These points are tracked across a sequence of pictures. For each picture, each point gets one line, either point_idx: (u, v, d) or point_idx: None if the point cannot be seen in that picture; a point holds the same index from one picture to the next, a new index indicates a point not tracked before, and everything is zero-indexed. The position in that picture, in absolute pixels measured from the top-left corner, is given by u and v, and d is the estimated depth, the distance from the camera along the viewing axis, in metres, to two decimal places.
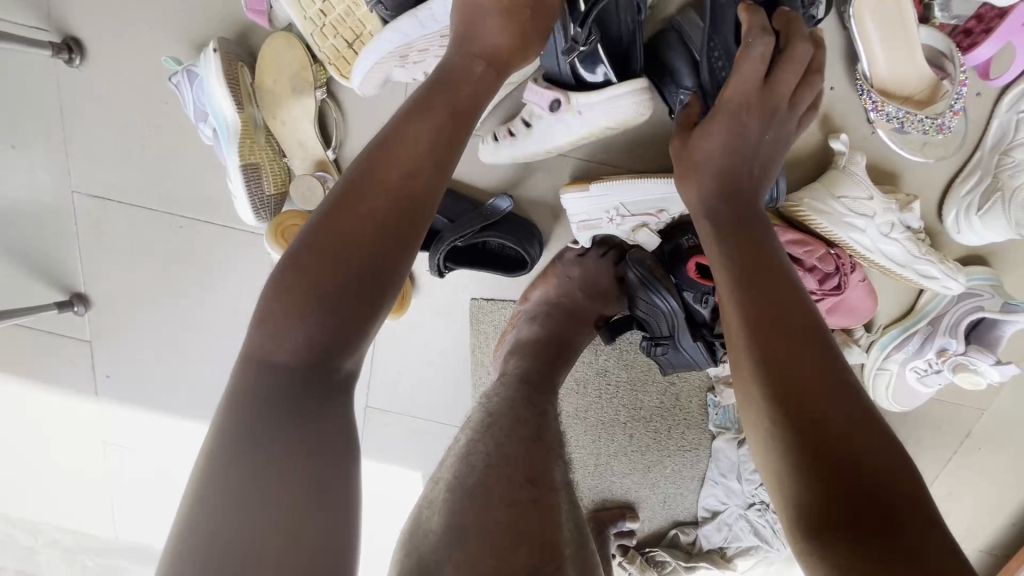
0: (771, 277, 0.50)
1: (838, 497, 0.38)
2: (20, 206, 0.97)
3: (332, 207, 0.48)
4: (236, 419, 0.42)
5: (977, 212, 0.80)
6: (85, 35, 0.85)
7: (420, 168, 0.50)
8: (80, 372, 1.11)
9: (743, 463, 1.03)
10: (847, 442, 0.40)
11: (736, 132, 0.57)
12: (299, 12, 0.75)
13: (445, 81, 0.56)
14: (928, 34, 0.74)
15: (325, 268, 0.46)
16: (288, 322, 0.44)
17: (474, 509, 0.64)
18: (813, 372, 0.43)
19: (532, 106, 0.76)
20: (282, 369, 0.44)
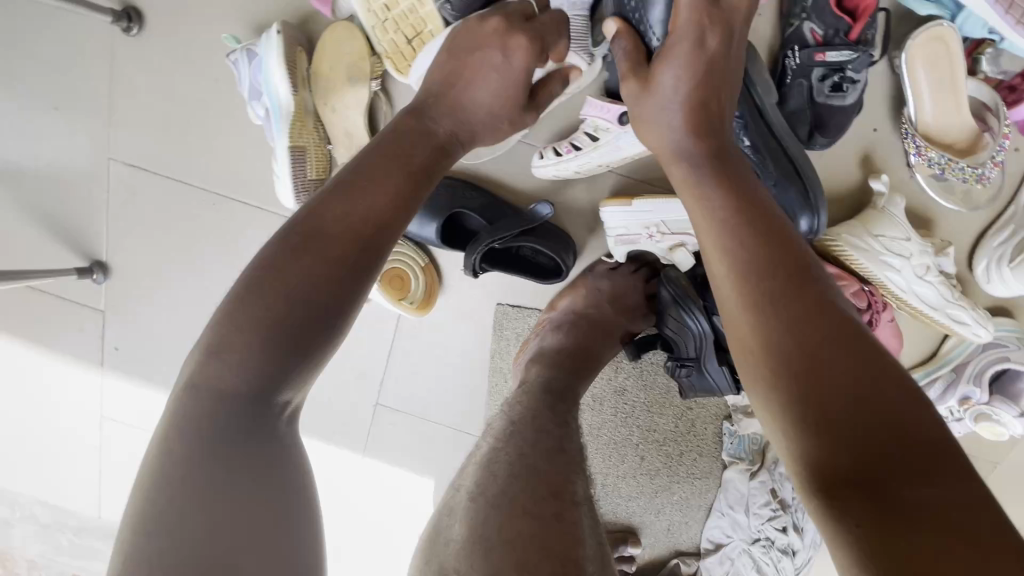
0: (757, 239, 0.49)
1: (849, 453, 0.37)
2: (52, 168, 0.96)
3: (291, 234, 0.50)
4: (176, 463, 0.42)
5: (1008, 263, 0.81)
6: (147, 6, 0.86)
7: (385, 204, 0.53)
8: (88, 341, 1.08)
9: (751, 496, 1.02)
10: (857, 400, 0.38)
11: (678, 72, 0.56)
12: (363, 4, 0.76)
13: (400, 132, 0.60)
14: (975, 86, 0.76)
15: (277, 286, 0.47)
16: (246, 348, 0.45)
17: (499, 518, 0.61)
18: (813, 334, 0.42)
19: (599, 119, 0.77)
20: (231, 406, 0.44)
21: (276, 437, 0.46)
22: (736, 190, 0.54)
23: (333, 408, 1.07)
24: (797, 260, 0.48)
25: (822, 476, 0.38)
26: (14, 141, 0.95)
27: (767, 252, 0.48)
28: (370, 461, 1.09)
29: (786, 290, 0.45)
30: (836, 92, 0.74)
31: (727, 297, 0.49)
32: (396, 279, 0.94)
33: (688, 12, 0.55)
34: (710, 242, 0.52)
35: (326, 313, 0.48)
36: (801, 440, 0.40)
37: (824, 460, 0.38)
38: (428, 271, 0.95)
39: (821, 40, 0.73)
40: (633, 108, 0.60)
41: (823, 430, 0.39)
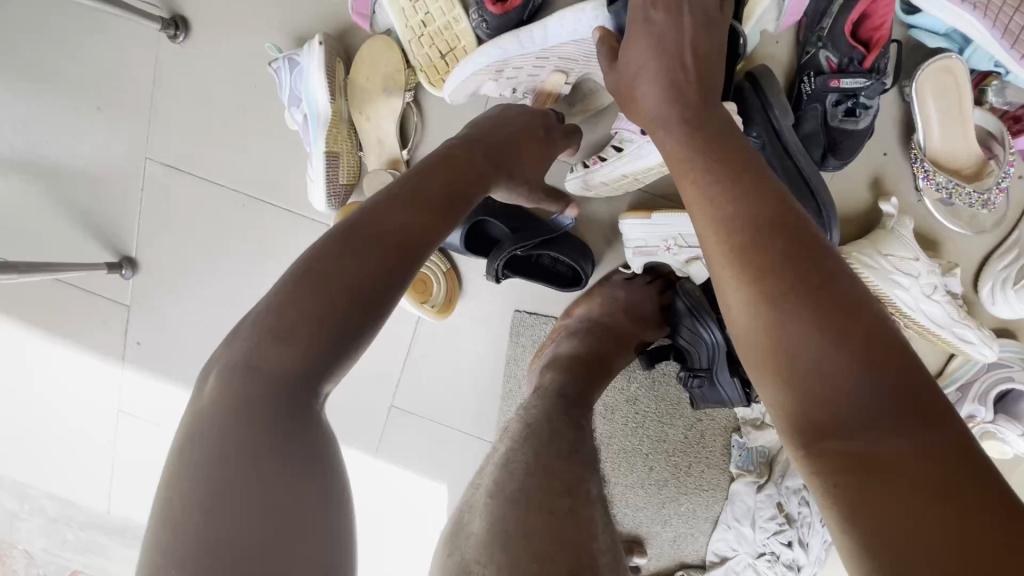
0: (745, 194, 0.50)
1: (834, 406, 0.39)
2: (90, 165, 1.00)
3: (348, 232, 0.48)
4: (210, 456, 0.39)
5: (1012, 285, 0.84)
6: (193, 15, 0.91)
7: (427, 211, 0.53)
8: (111, 334, 1.11)
9: (758, 509, 1.03)
10: (842, 353, 0.40)
11: (648, 58, 0.60)
12: (400, 19, 0.80)
13: (447, 155, 0.60)
14: (981, 116, 0.80)
15: (328, 278, 0.45)
16: (292, 333, 0.43)
17: (517, 515, 0.63)
18: (799, 289, 0.43)
19: (625, 132, 0.81)
20: (269, 396, 0.41)
21: (314, 428, 0.42)
22: (721, 150, 0.54)
23: (348, 409, 1.09)
24: (783, 211, 0.48)
25: (808, 428, 0.40)
26: (55, 138, 0.99)
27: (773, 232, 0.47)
28: (381, 462, 1.11)
29: (772, 244, 0.46)
30: (849, 117, 0.78)
31: (714, 253, 0.50)
32: (418, 283, 0.97)
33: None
34: (695, 200, 0.53)
35: (370, 302, 0.46)
36: (788, 396, 0.42)
37: (810, 415, 0.40)
38: (449, 277, 0.98)
39: (835, 67, 0.76)
40: (628, 99, 0.63)
41: (808, 384, 0.41)
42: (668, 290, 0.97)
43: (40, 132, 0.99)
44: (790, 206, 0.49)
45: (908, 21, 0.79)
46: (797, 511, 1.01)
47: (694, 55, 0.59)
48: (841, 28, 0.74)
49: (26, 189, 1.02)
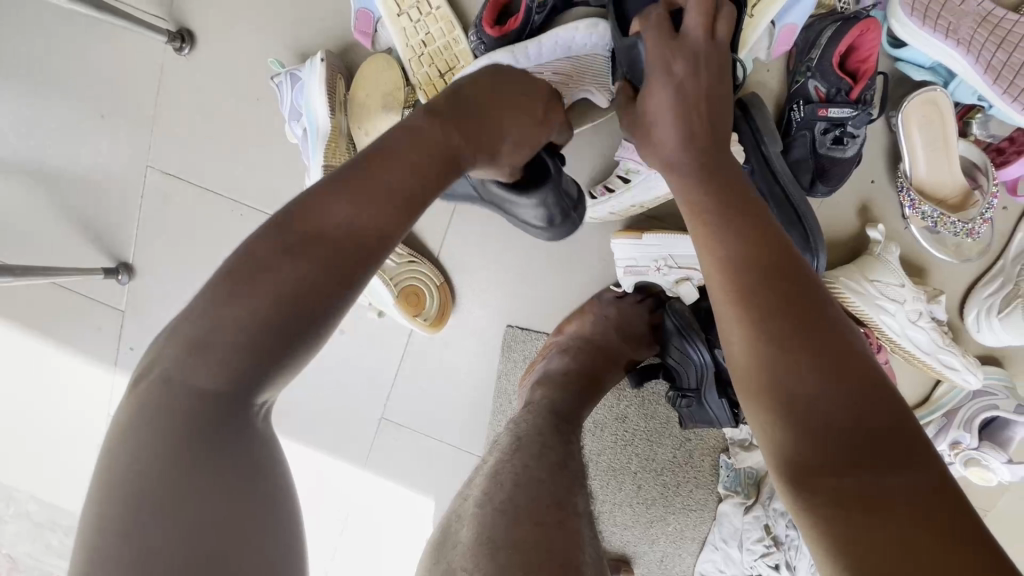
0: (751, 238, 0.52)
1: (829, 442, 0.39)
2: (92, 171, 1.01)
3: (270, 237, 0.44)
4: (134, 463, 0.38)
5: (997, 313, 0.85)
6: (199, 28, 0.93)
7: (383, 202, 0.48)
8: (105, 339, 1.11)
9: (746, 531, 1.03)
10: (840, 392, 0.40)
11: (666, 103, 0.62)
12: (402, 40, 0.83)
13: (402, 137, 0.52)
14: (966, 147, 0.82)
15: (250, 282, 0.42)
16: (226, 326, 0.41)
17: (506, 524, 0.63)
18: (796, 325, 0.45)
19: (630, 163, 0.82)
20: (197, 400, 0.40)
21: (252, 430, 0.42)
22: (732, 194, 0.56)
23: (338, 420, 1.09)
24: (787, 257, 0.50)
25: (801, 463, 0.40)
26: (58, 144, 1.01)
27: (767, 268, 0.49)
28: (370, 475, 1.10)
29: (775, 285, 0.48)
30: (837, 145, 0.80)
31: (719, 291, 0.51)
32: (412, 296, 0.98)
33: (656, 46, 0.62)
34: (702, 236, 0.55)
35: (311, 313, 0.43)
36: (784, 432, 0.42)
37: (801, 452, 0.40)
38: (443, 290, 0.99)
39: (823, 97, 0.78)
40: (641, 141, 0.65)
41: (803, 420, 0.41)
42: (659, 308, 0.98)
43: (44, 137, 1.01)
44: (792, 254, 0.51)
45: (895, 54, 0.81)
46: (786, 533, 1.01)
47: (704, 107, 0.62)
48: (829, 60, 0.76)
49: (26, 192, 1.03)
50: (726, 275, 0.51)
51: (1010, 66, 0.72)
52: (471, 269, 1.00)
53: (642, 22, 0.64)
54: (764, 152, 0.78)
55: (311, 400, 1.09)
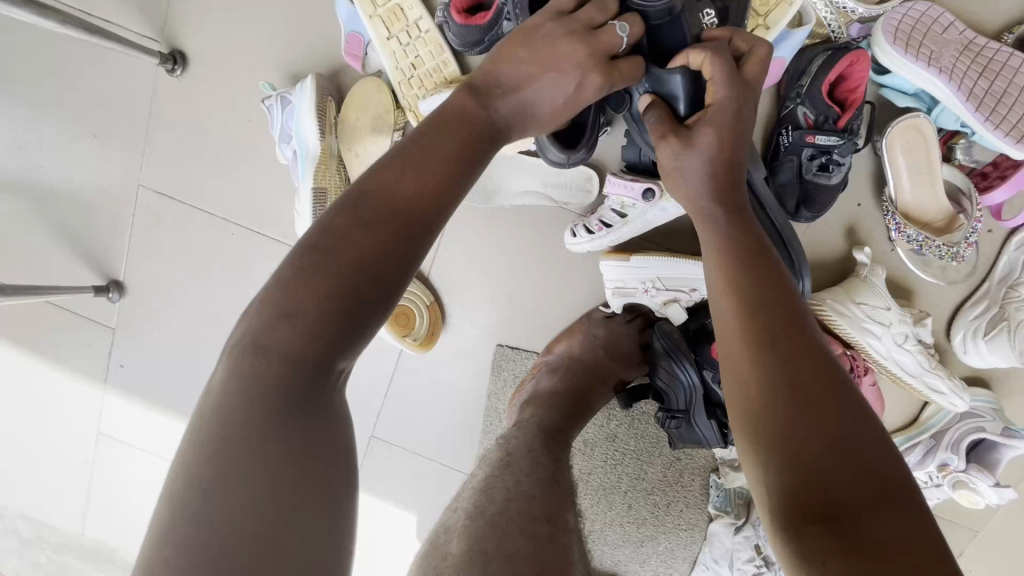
0: (762, 286, 0.53)
1: (827, 489, 0.40)
2: (83, 190, 1.01)
3: (311, 249, 0.45)
4: (229, 426, 0.40)
5: (983, 336, 0.85)
6: (191, 50, 0.93)
7: (404, 223, 0.48)
8: (95, 356, 1.10)
9: (736, 551, 1.02)
10: (839, 445, 0.41)
11: (711, 140, 0.60)
12: (392, 62, 0.83)
13: (420, 146, 0.53)
14: (949, 172, 0.82)
15: (305, 304, 0.43)
16: (294, 331, 0.42)
17: (496, 537, 0.62)
18: (797, 369, 0.46)
19: (625, 198, 0.83)
20: (285, 376, 0.42)
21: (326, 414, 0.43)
22: (747, 239, 0.57)
23: None
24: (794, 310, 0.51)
25: (793, 507, 0.40)
26: (50, 163, 1.01)
27: (774, 314, 0.50)
28: (359, 493, 1.10)
29: (785, 335, 0.48)
30: (823, 171, 0.80)
31: (727, 334, 0.51)
32: (401, 316, 0.98)
33: (725, 87, 0.60)
34: (717, 277, 0.55)
35: (347, 338, 0.44)
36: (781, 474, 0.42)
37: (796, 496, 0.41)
38: (433, 309, 0.99)
39: (811, 123, 0.79)
40: (669, 163, 0.62)
41: (801, 465, 0.41)
42: (648, 328, 0.98)
43: (36, 156, 1.01)
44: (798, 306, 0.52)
45: (880, 81, 0.81)
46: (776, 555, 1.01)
47: (734, 148, 0.60)
48: (819, 89, 0.76)
49: (16, 210, 1.03)
50: (740, 316, 0.51)
51: (991, 94, 0.75)
52: (461, 288, 1.00)
53: (707, 57, 0.61)
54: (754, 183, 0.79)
55: None
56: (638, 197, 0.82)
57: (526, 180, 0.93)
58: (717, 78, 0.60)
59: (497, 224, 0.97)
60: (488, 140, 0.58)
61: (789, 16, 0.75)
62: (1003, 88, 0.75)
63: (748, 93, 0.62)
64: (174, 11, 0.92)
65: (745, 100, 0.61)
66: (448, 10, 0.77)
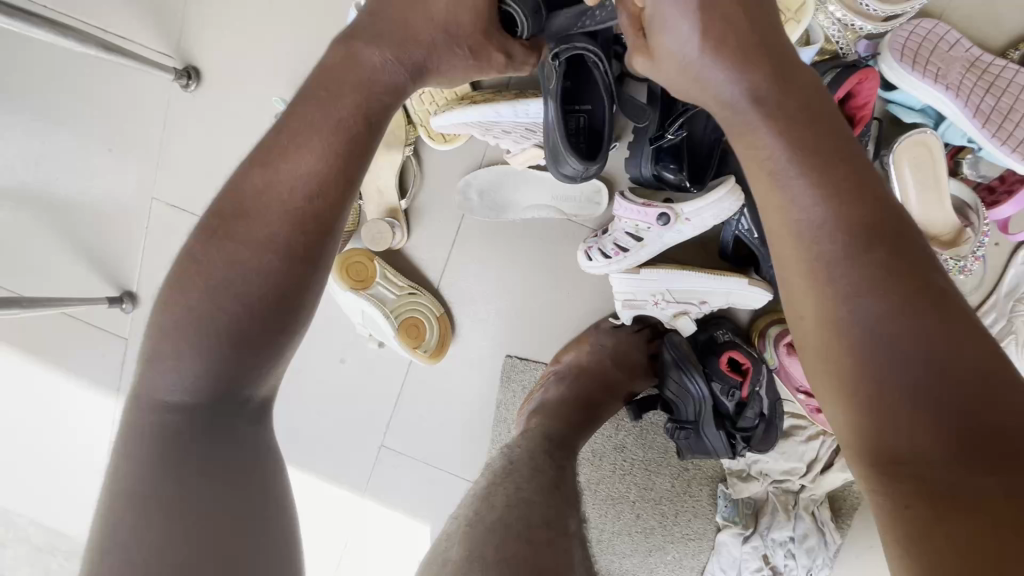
0: (839, 196, 0.45)
1: (922, 436, 0.37)
2: (98, 202, 1.03)
3: (193, 269, 0.49)
4: (141, 452, 0.46)
5: None
6: (206, 66, 0.94)
7: (285, 240, 0.49)
8: (108, 366, 1.12)
9: (744, 561, 1.03)
10: (941, 380, 0.37)
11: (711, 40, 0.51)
12: None
13: (290, 144, 0.52)
14: (956, 186, 0.83)
15: (185, 334, 0.47)
16: (182, 362, 0.47)
17: (497, 541, 0.63)
18: (898, 301, 0.41)
19: (640, 223, 0.83)
20: (174, 409, 0.47)
21: (236, 435, 0.49)
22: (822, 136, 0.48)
23: (336, 446, 1.10)
24: (881, 215, 0.44)
25: (880, 444, 0.39)
26: (66, 176, 1.02)
27: (869, 238, 0.43)
28: (368, 502, 1.11)
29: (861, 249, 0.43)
30: None
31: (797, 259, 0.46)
32: (413, 328, 0.98)
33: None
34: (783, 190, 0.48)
35: (252, 340, 0.48)
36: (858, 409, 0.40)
37: (878, 431, 0.39)
38: (443, 321, 1.00)
39: None
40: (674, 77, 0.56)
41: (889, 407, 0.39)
42: (655, 339, 0.99)
43: (53, 170, 1.02)
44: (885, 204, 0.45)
45: (887, 96, 0.82)
46: (784, 564, 1.01)
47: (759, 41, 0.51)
48: None
49: (32, 221, 1.04)
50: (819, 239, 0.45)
51: (997, 111, 0.76)
52: (470, 300, 1.01)
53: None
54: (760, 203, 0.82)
55: (310, 427, 1.10)
56: (653, 221, 0.82)
57: (534, 195, 0.95)
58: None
59: (507, 236, 0.98)
60: (366, 116, 0.56)
61: (799, 32, 0.75)
62: (1010, 105, 0.76)
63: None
64: (189, 27, 0.93)
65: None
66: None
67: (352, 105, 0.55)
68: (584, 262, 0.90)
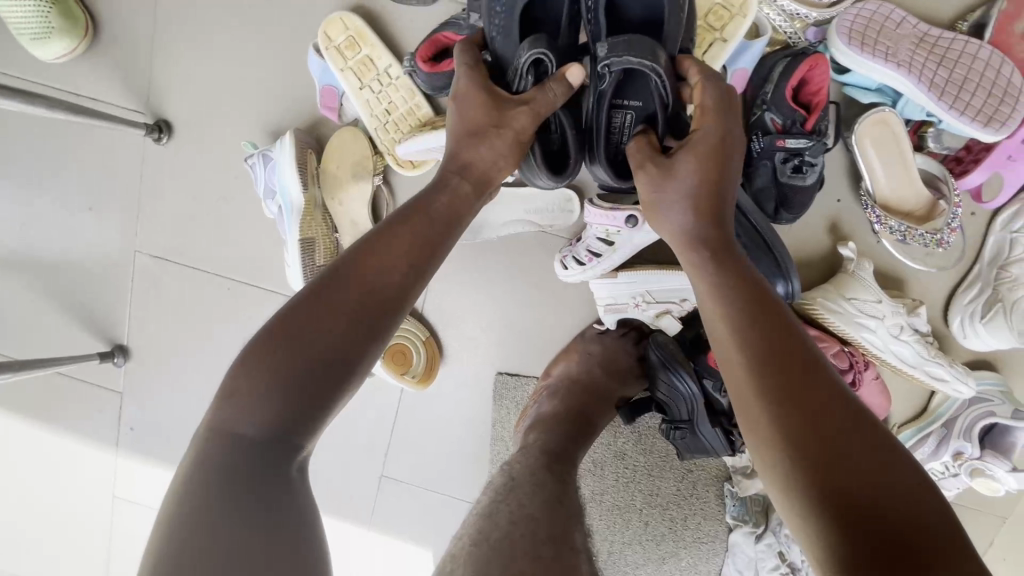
0: (755, 297, 0.54)
1: (865, 508, 0.41)
2: (83, 261, 1.04)
3: (279, 332, 0.50)
4: (196, 482, 0.45)
5: (980, 319, 0.84)
6: (175, 118, 0.96)
7: (359, 310, 0.53)
8: (106, 422, 1.12)
9: (760, 559, 1.01)
10: (866, 453, 0.43)
11: (692, 169, 0.59)
12: (367, 110, 0.87)
13: (381, 235, 0.58)
14: (924, 160, 0.83)
15: (262, 378, 0.48)
16: (254, 402, 0.47)
17: (503, 563, 0.62)
18: (804, 381, 0.47)
19: (609, 227, 0.83)
20: (243, 452, 0.46)
21: (290, 488, 0.47)
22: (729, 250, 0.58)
23: (337, 480, 1.09)
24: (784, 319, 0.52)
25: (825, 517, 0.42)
26: (50, 240, 1.04)
27: (779, 330, 0.51)
28: (374, 534, 1.10)
29: (787, 355, 0.49)
30: (797, 173, 0.81)
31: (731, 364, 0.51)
32: (399, 354, 0.99)
33: (710, 108, 0.61)
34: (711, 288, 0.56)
35: (307, 411, 0.49)
36: (812, 511, 0.42)
37: (836, 532, 0.41)
38: (429, 345, 1.00)
39: (780, 128, 0.80)
40: (650, 194, 0.62)
41: (830, 478, 0.42)
42: (643, 340, 0.99)
43: (35, 234, 1.04)
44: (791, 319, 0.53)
45: (841, 80, 0.83)
46: (801, 560, 0.99)
47: (717, 174, 0.59)
48: (782, 93, 0.78)
49: (19, 286, 1.06)
50: (740, 328, 0.52)
51: (951, 83, 0.76)
52: (455, 320, 1.01)
53: (700, 82, 0.62)
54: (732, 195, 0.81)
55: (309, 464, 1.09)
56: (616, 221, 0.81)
57: (507, 212, 0.94)
58: (706, 94, 0.61)
59: (485, 254, 0.98)
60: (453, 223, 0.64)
61: (746, 27, 0.77)
62: (963, 75, 0.76)
63: (732, 106, 0.62)
64: (156, 81, 0.95)
65: (730, 113, 0.61)
66: (415, 60, 0.82)
67: (443, 204, 0.63)
68: (561, 271, 0.90)
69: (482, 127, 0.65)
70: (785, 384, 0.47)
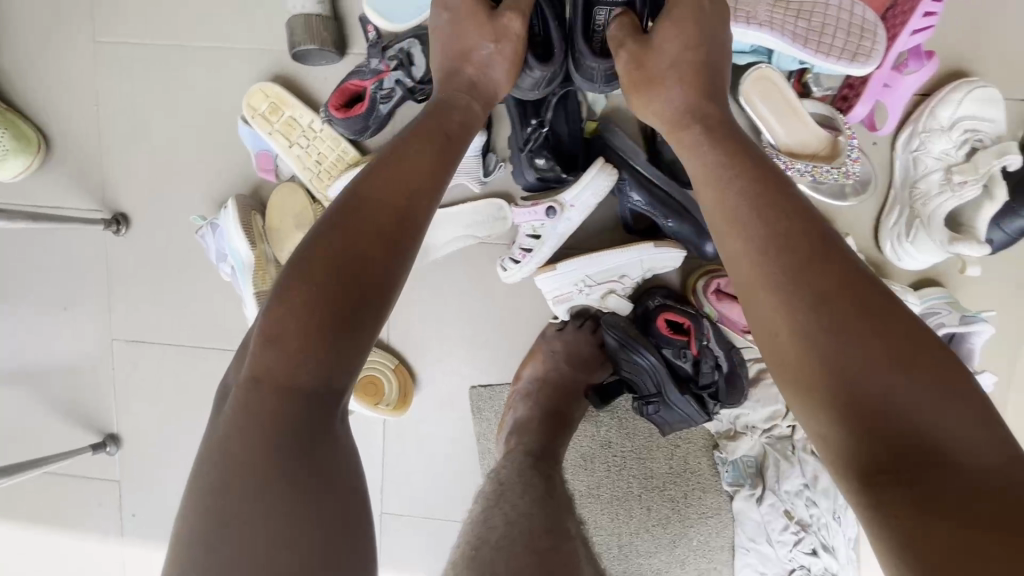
0: (779, 198, 0.53)
1: (903, 415, 0.43)
2: (64, 359, 1.10)
3: (316, 290, 0.50)
4: (246, 413, 0.48)
5: (908, 238, 0.88)
6: (131, 208, 1.04)
7: (381, 243, 0.54)
8: (107, 513, 1.14)
9: (767, 522, 0.99)
10: (901, 359, 0.44)
11: (676, 43, 0.67)
12: (300, 165, 0.94)
13: (393, 167, 0.59)
14: (813, 105, 0.89)
15: (301, 333, 0.49)
16: (300, 355, 0.49)
17: (506, 558, 0.63)
18: (839, 285, 0.48)
19: (535, 223, 0.89)
20: (298, 397, 0.48)
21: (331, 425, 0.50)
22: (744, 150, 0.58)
23: None
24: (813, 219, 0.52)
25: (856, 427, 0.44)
26: (31, 345, 1.10)
27: (809, 231, 0.51)
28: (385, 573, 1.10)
29: (818, 267, 0.49)
30: None
31: (750, 277, 0.51)
32: (370, 386, 1.02)
33: None
34: (724, 190, 0.56)
35: (340, 347, 0.50)
36: (838, 426, 0.44)
37: (859, 434, 0.44)
38: (401, 372, 1.04)
39: None
40: (641, 75, 0.68)
41: (865, 393, 0.44)
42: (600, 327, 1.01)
43: (17, 343, 1.10)
44: (822, 224, 0.52)
45: None
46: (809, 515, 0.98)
47: (701, 53, 0.66)
48: None
49: (8, 395, 1.11)
50: (767, 229, 0.52)
51: (812, 32, 0.82)
52: (421, 344, 1.05)
53: None
54: (641, 171, 0.87)
55: None
56: (539, 214, 0.87)
57: (447, 231, 0.99)
58: None
59: (436, 276, 1.03)
60: (457, 137, 0.66)
61: None
62: (821, 23, 0.82)
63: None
64: (108, 179, 1.03)
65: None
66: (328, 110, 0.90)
67: (456, 121, 0.67)
68: (505, 275, 0.95)
69: (478, 42, 0.71)
70: (818, 287, 0.48)
